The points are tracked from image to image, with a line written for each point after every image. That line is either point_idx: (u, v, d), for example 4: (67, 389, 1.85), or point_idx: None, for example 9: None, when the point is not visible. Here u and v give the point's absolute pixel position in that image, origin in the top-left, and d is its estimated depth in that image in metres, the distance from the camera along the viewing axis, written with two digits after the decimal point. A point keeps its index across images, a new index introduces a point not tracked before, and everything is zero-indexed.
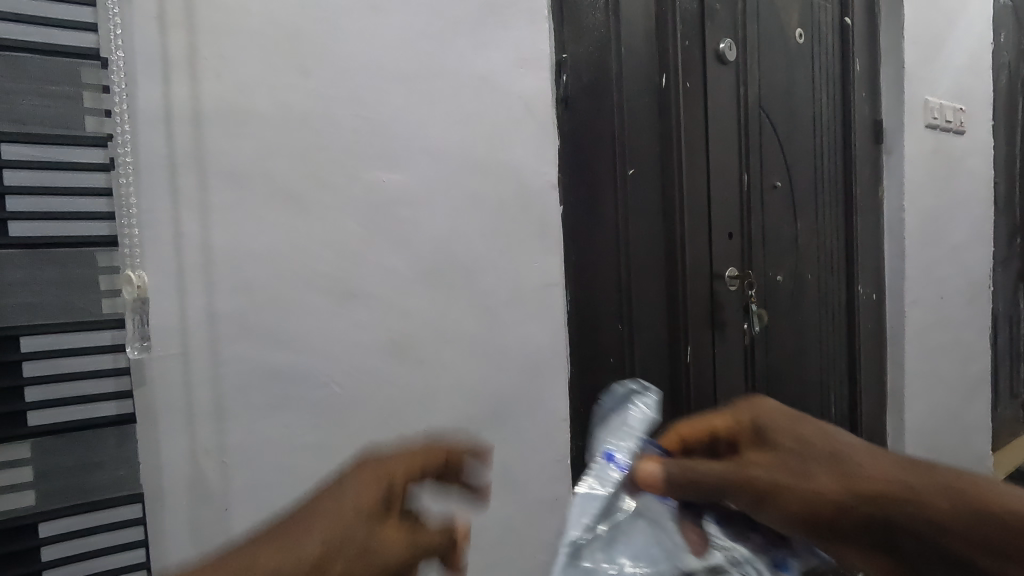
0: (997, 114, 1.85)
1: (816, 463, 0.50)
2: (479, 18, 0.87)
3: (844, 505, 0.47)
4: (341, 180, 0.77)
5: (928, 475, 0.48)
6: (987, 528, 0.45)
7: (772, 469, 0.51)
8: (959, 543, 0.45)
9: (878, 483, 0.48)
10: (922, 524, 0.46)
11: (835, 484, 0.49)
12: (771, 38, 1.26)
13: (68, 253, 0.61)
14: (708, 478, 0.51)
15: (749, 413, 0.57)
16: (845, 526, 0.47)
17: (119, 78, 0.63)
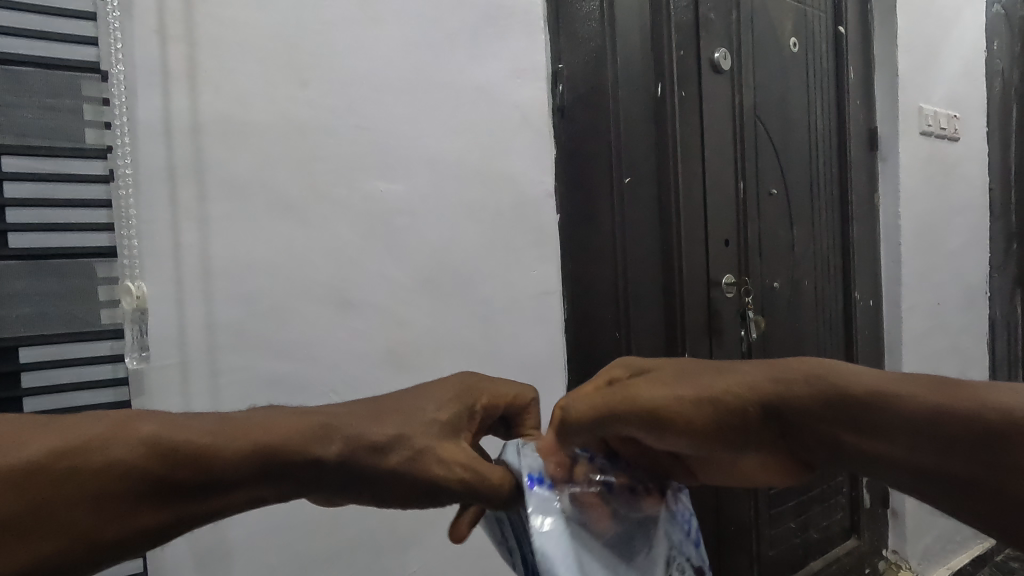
0: (992, 121, 1.87)
1: (685, 382, 0.55)
2: (475, 29, 0.88)
3: (723, 404, 0.52)
4: (339, 190, 0.78)
5: (785, 374, 0.51)
6: (842, 409, 0.48)
7: (650, 396, 0.55)
8: (811, 425, 0.49)
9: (737, 388, 0.52)
10: (779, 405, 0.50)
11: (702, 395, 0.53)
12: (765, 48, 1.27)
13: (67, 264, 0.62)
14: (589, 418, 0.58)
15: (618, 367, 0.63)
16: (722, 422, 0.52)
17: (119, 91, 0.64)
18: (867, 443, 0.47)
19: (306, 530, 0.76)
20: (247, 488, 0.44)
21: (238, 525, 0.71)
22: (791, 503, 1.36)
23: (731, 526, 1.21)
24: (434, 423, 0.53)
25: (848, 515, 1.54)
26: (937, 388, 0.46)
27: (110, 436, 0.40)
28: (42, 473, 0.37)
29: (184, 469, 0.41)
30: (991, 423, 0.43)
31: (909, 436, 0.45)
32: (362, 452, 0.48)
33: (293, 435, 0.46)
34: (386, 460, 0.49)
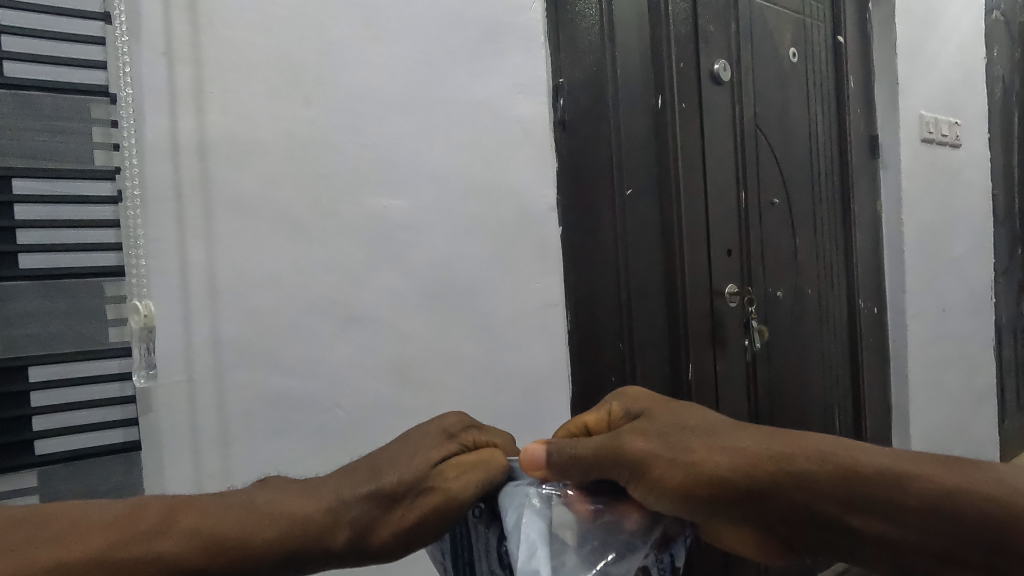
0: (993, 127, 1.87)
1: (687, 439, 0.52)
2: (476, 44, 0.89)
3: (725, 474, 0.50)
4: (343, 206, 0.78)
5: (788, 445, 0.50)
6: (854, 484, 0.48)
7: (652, 443, 0.52)
8: (818, 502, 0.48)
9: (742, 455, 0.50)
10: (788, 481, 0.49)
11: (711, 459, 0.50)
12: (765, 59, 1.29)
13: (76, 284, 0.63)
14: (588, 452, 0.53)
15: (616, 403, 0.60)
16: (724, 495, 0.50)
17: (127, 112, 0.65)
18: (865, 518, 0.48)
19: None
20: (275, 573, 0.47)
21: None
22: None
23: None
24: (431, 469, 0.53)
25: None
26: (929, 466, 0.49)
27: (155, 530, 0.43)
28: (96, 566, 0.40)
29: (223, 559, 0.44)
30: (979, 502, 0.47)
31: (908, 514, 0.47)
32: (367, 519, 0.49)
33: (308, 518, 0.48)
34: (389, 521, 0.50)
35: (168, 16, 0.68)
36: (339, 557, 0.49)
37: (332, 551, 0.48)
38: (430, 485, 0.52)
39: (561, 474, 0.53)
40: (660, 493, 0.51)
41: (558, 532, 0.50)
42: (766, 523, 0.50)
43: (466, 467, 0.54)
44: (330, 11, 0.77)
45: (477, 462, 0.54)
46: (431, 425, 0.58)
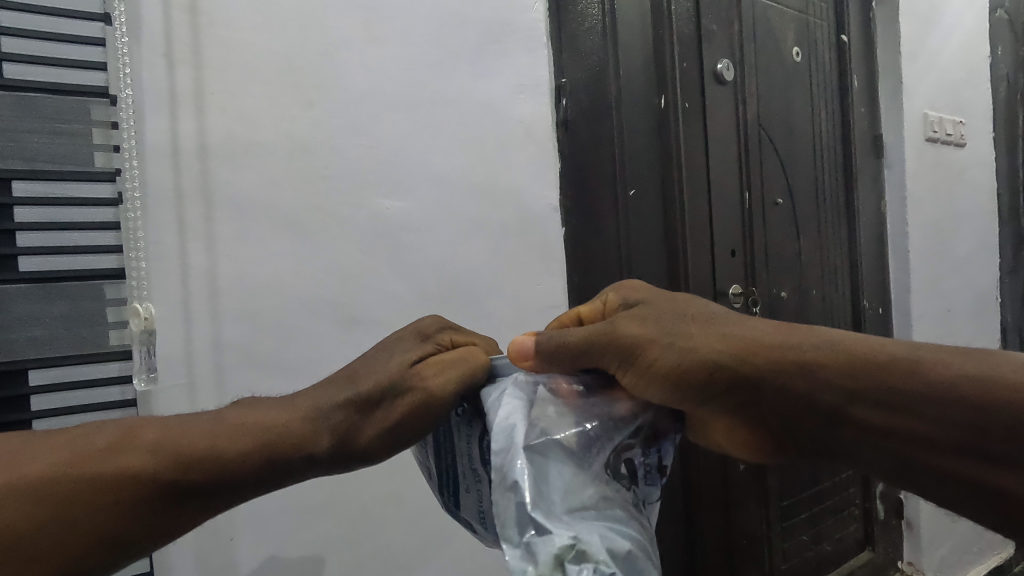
0: (998, 126, 1.86)
1: (686, 326, 0.53)
2: (479, 47, 0.89)
3: (718, 362, 0.51)
4: (344, 207, 0.78)
5: (794, 334, 0.52)
6: (859, 373, 0.49)
7: (648, 328, 0.52)
8: (822, 391, 0.50)
9: (738, 343, 0.51)
10: (784, 368, 0.50)
11: (712, 345, 0.51)
12: (769, 59, 1.28)
13: (75, 286, 0.63)
14: (575, 338, 0.52)
15: (613, 292, 0.59)
16: (716, 381, 0.51)
17: (127, 114, 0.65)
18: (869, 407, 0.49)
19: (313, 548, 0.75)
20: (257, 484, 0.47)
21: (245, 542, 0.71)
22: (802, 515, 1.34)
23: (742, 539, 1.19)
24: (406, 371, 0.53)
25: (861, 527, 1.51)
26: (947, 356, 0.49)
27: (113, 449, 0.43)
28: (54, 485, 0.40)
29: (195, 471, 0.44)
30: (991, 388, 0.46)
31: (918, 403, 0.48)
32: (347, 424, 0.50)
33: (286, 423, 0.48)
34: (368, 423, 0.51)
35: (167, 16, 0.67)
36: (323, 464, 0.50)
37: (316, 457, 0.49)
38: (407, 387, 0.52)
39: (549, 361, 0.52)
40: (651, 376, 0.50)
41: (544, 407, 0.48)
42: (756, 409, 0.53)
43: (444, 365, 0.54)
44: (331, 13, 0.77)
45: (453, 362, 0.54)
46: (405, 334, 0.59)
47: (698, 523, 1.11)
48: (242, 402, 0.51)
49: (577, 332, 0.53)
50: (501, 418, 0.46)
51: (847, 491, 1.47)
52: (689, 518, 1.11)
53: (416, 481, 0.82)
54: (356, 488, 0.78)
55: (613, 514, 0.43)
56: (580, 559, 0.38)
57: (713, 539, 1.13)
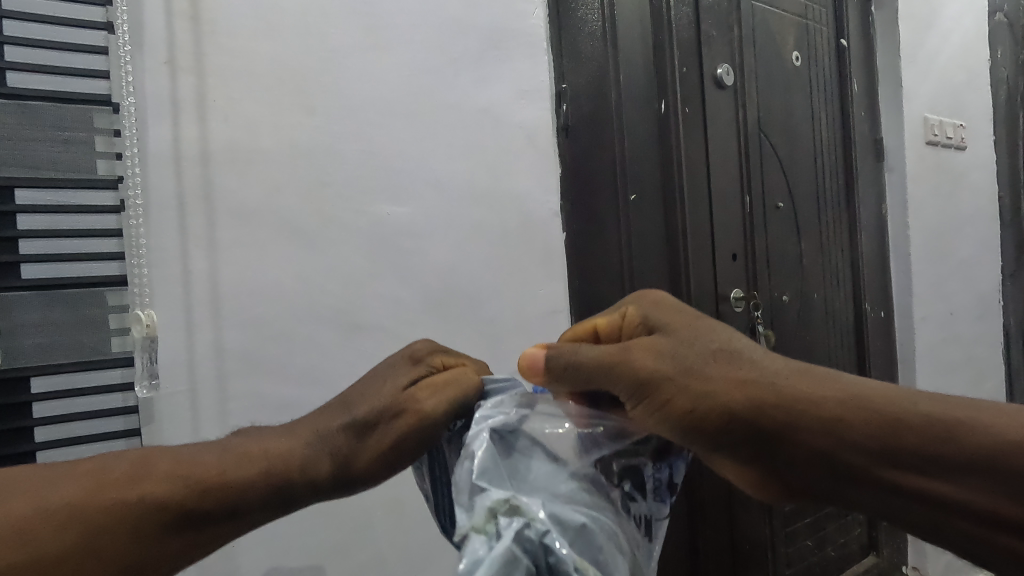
0: (998, 129, 1.86)
1: (705, 365, 0.48)
2: (480, 52, 0.89)
3: (735, 410, 0.46)
4: (345, 214, 0.78)
5: (814, 381, 0.47)
6: (883, 432, 0.44)
7: (663, 363, 0.49)
8: (841, 450, 0.45)
9: (760, 389, 0.47)
10: (809, 424, 0.45)
11: (721, 390, 0.47)
12: (768, 64, 1.28)
13: (78, 293, 0.63)
14: (591, 361, 0.51)
15: (633, 305, 0.56)
16: (730, 431, 0.47)
17: (129, 121, 0.65)
18: (891, 469, 0.44)
19: (314, 557, 0.75)
20: (264, 512, 0.47)
21: (247, 550, 0.71)
22: (806, 520, 1.33)
23: (744, 544, 1.18)
24: (402, 395, 0.53)
25: (865, 532, 1.51)
26: (992, 418, 0.44)
27: (132, 481, 0.42)
28: (75, 516, 0.39)
29: (209, 500, 0.44)
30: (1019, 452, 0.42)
31: (954, 470, 0.43)
32: (346, 450, 0.51)
33: (291, 451, 0.49)
34: (367, 449, 0.51)
35: (170, 25, 0.68)
36: (326, 492, 0.50)
37: (318, 485, 0.49)
38: (403, 409, 0.52)
39: (558, 380, 0.52)
40: (655, 415, 0.49)
41: (538, 411, 0.50)
42: (772, 464, 0.48)
43: (437, 387, 0.54)
44: (331, 19, 0.77)
45: (447, 385, 0.54)
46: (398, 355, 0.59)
47: (701, 530, 1.11)
48: (247, 432, 0.51)
49: (590, 355, 0.51)
50: (487, 409, 0.50)
51: None
52: (692, 525, 1.10)
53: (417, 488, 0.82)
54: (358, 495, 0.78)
55: (575, 497, 0.45)
56: (512, 512, 0.41)
57: (716, 544, 1.13)
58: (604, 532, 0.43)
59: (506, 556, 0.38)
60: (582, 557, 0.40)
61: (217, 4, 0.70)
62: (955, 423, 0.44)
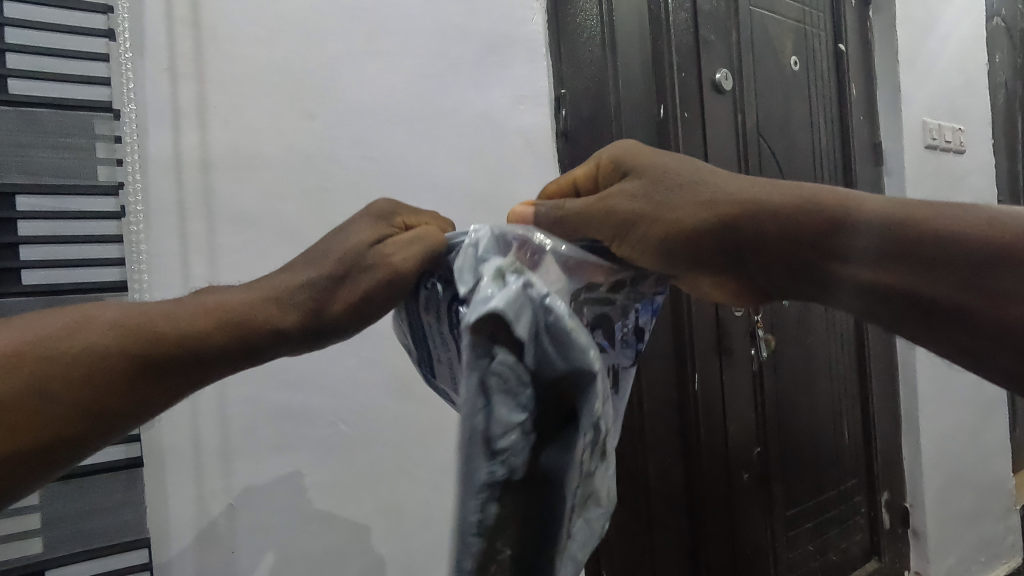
0: (997, 132, 1.87)
1: (679, 191, 0.52)
2: (479, 59, 0.90)
3: (708, 226, 0.51)
4: (344, 220, 0.78)
5: (818, 198, 0.52)
6: (840, 234, 0.50)
7: (639, 202, 0.52)
8: (857, 258, 0.51)
9: (728, 205, 0.51)
10: (769, 229, 0.51)
11: (696, 212, 0.51)
12: (767, 69, 1.29)
13: (79, 299, 0.62)
14: (576, 209, 0.52)
15: (606, 153, 0.57)
16: (706, 248, 0.52)
17: (130, 128, 0.66)
18: (897, 272, 0.50)
19: (314, 561, 0.75)
20: (228, 360, 0.46)
21: (247, 554, 0.71)
22: (808, 524, 1.33)
23: (747, 548, 1.18)
24: (366, 248, 0.48)
25: (867, 536, 1.51)
26: (931, 213, 0.50)
27: (69, 331, 0.41)
28: (13, 361, 0.39)
29: (159, 346, 0.43)
30: (971, 242, 0.48)
31: (895, 258, 0.50)
32: (311, 302, 0.47)
33: (247, 305, 0.46)
34: (335, 300, 0.48)
35: (171, 33, 0.68)
36: (296, 342, 0.47)
37: (284, 334, 0.46)
38: (367, 263, 0.48)
39: (548, 230, 0.53)
40: (640, 249, 0.51)
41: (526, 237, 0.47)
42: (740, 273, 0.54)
43: (402, 241, 0.49)
44: (331, 26, 0.78)
45: (418, 239, 0.48)
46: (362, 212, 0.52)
47: (702, 535, 1.10)
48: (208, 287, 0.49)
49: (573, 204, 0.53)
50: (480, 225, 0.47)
51: (852, 499, 1.46)
52: (693, 531, 1.10)
53: (417, 491, 0.82)
54: (358, 500, 0.78)
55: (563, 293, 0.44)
56: (517, 272, 0.40)
57: (718, 548, 1.12)
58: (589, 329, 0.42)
59: (513, 297, 0.37)
60: (577, 323, 0.40)
61: (217, 10, 0.71)
62: (899, 216, 0.50)
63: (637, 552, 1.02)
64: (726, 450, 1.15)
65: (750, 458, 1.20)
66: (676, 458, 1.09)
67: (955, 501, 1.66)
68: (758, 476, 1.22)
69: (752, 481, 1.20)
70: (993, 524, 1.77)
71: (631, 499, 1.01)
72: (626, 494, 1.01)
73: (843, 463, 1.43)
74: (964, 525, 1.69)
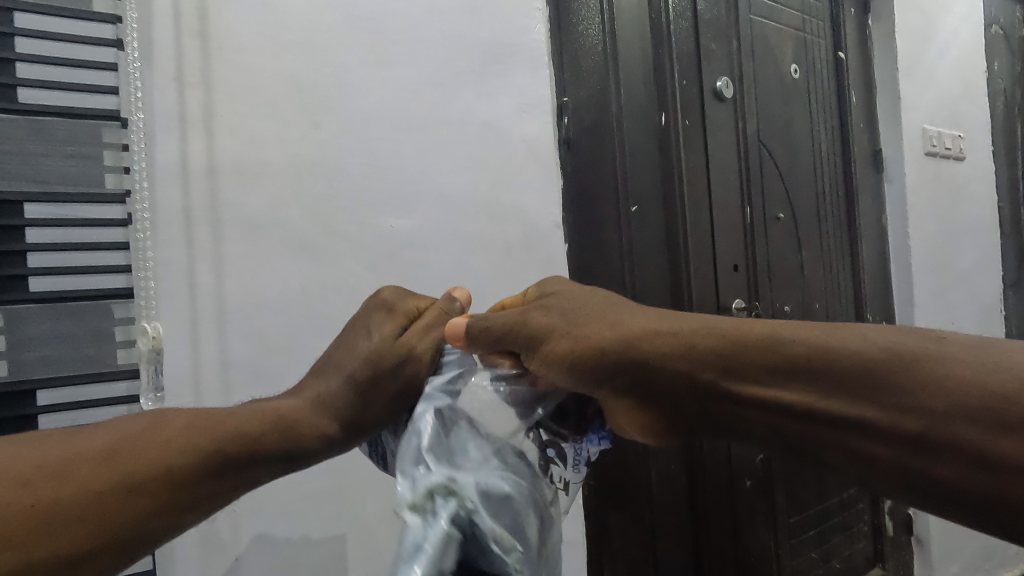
0: (997, 139, 1.87)
1: (586, 321, 0.56)
2: (483, 67, 0.90)
3: (607, 347, 0.54)
4: (348, 226, 0.78)
5: (720, 327, 0.52)
6: (738, 355, 0.50)
7: (552, 319, 0.57)
8: (781, 392, 0.49)
9: (625, 329, 0.54)
10: (667, 350, 0.52)
11: (597, 332, 0.55)
12: (768, 76, 1.30)
13: (86, 305, 0.63)
14: (499, 326, 0.59)
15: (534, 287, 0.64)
16: (606, 366, 0.54)
17: (138, 136, 0.66)
18: (845, 405, 0.46)
19: (318, 568, 0.75)
20: (278, 459, 0.55)
21: (252, 561, 0.71)
22: (811, 532, 1.33)
23: (750, 557, 1.17)
24: (392, 346, 0.63)
25: (871, 544, 1.50)
26: (845, 338, 0.47)
27: (152, 431, 0.49)
28: (111, 454, 0.46)
29: (225, 445, 0.52)
30: (885, 372, 0.45)
31: (809, 384, 0.47)
32: (349, 404, 0.60)
33: (298, 415, 0.58)
34: (370, 408, 0.60)
35: (179, 42, 0.69)
36: (338, 443, 0.59)
37: (329, 434, 0.58)
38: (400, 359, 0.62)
39: (478, 346, 0.60)
40: (551, 361, 0.56)
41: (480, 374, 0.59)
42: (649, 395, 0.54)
43: (424, 329, 0.64)
44: (335, 36, 0.78)
45: (431, 328, 0.65)
46: (379, 312, 0.67)
47: (704, 544, 1.10)
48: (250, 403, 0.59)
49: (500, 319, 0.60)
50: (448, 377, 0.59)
51: (855, 506, 1.45)
52: (695, 540, 1.09)
53: None
54: (362, 506, 0.78)
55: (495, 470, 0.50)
56: (448, 493, 0.44)
57: (721, 556, 1.12)
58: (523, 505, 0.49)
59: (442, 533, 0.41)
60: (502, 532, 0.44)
61: (223, 20, 0.72)
62: (808, 346, 0.48)
63: (638, 561, 1.02)
64: (728, 458, 1.15)
65: (752, 466, 1.20)
66: (678, 464, 1.08)
67: None
68: (760, 484, 1.21)
69: (754, 488, 1.20)
70: None
71: (632, 508, 1.01)
72: (627, 502, 1.01)
73: None
74: (967, 532, 1.68)
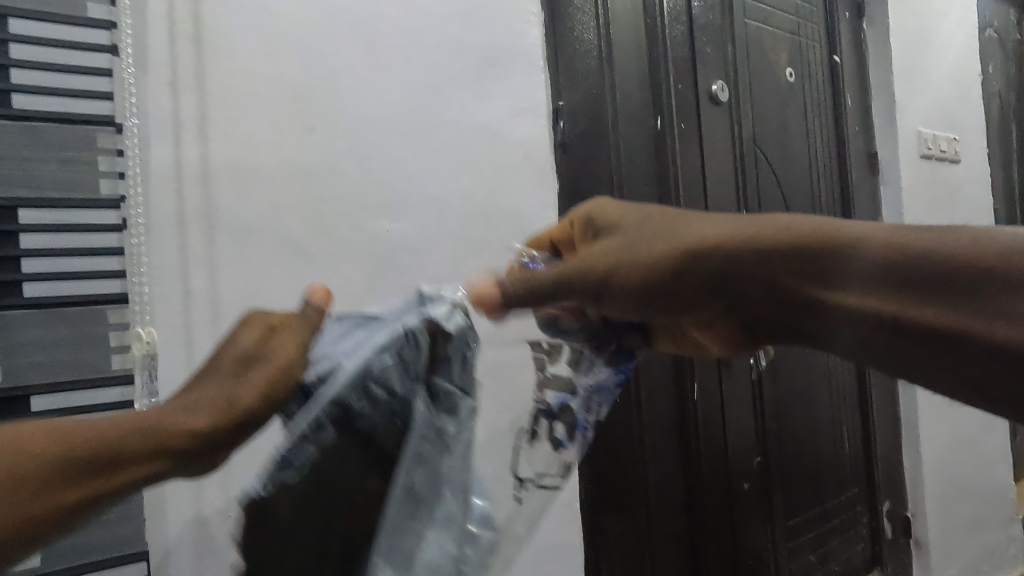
0: (992, 142, 1.88)
1: (634, 245, 0.53)
2: (478, 71, 0.91)
3: (651, 260, 0.52)
4: (342, 231, 0.79)
5: (772, 223, 0.50)
6: (782, 249, 0.48)
7: (608, 254, 0.54)
8: (836, 295, 0.47)
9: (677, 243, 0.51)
10: (716, 254, 0.50)
11: (644, 251, 0.52)
12: (763, 80, 1.30)
13: (81, 311, 0.62)
14: (548, 276, 0.55)
15: (579, 208, 0.61)
16: (650, 280, 0.52)
17: (132, 142, 0.66)
18: (879, 299, 0.45)
19: None
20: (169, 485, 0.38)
21: None
22: (809, 535, 1.33)
23: (747, 559, 1.17)
24: (253, 349, 0.43)
25: (869, 546, 1.50)
26: (913, 232, 0.45)
27: (72, 440, 0.34)
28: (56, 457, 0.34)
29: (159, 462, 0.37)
30: (946, 266, 0.43)
31: (866, 281, 0.46)
32: (228, 407, 0.40)
33: (205, 426, 0.38)
34: (243, 403, 0.40)
35: (173, 48, 0.69)
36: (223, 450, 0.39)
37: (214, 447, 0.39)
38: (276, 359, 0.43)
39: (516, 301, 0.55)
40: (622, 300, 0.54)
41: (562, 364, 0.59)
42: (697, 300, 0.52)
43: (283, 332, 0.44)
44: (331, 42, 0.79)
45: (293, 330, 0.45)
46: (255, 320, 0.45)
47: (701, 544, 1.10)
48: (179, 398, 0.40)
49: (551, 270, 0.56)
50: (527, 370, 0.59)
51: (853, 509, 1.45)
52: (693, 541, 1.09)
53: None
54: None
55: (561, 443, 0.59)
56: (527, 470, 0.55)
57: (719, 559, 1.12)
58: (455, 493, 0.42)
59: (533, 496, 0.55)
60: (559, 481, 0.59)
61: (218, 25, 0.72)
62: (866, 239, 0.46)
63: (634, 563, 1.02)
64: (726, 460, 1.15)
65: (751, 468, 1.20)
66: (674, 467, 1.08)
67: (956, 510, 1.65)
68: (759, 486, 1.21)
69: (753, 491, 1.20)
70: (996, 533, 1.76)
71: (629, 512, 1.01)
72: (625, 506, 1.01)
73: (844, 474, 1.43)
74: (966, 534, 1.68)
